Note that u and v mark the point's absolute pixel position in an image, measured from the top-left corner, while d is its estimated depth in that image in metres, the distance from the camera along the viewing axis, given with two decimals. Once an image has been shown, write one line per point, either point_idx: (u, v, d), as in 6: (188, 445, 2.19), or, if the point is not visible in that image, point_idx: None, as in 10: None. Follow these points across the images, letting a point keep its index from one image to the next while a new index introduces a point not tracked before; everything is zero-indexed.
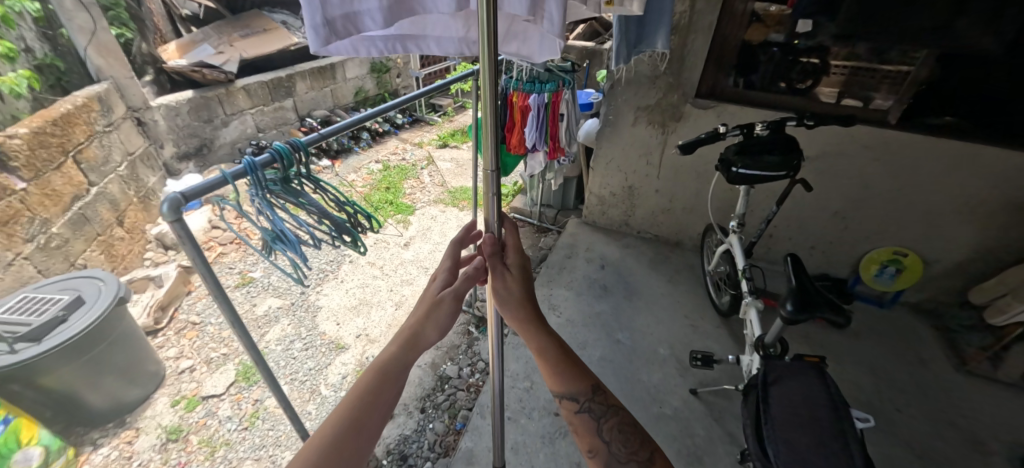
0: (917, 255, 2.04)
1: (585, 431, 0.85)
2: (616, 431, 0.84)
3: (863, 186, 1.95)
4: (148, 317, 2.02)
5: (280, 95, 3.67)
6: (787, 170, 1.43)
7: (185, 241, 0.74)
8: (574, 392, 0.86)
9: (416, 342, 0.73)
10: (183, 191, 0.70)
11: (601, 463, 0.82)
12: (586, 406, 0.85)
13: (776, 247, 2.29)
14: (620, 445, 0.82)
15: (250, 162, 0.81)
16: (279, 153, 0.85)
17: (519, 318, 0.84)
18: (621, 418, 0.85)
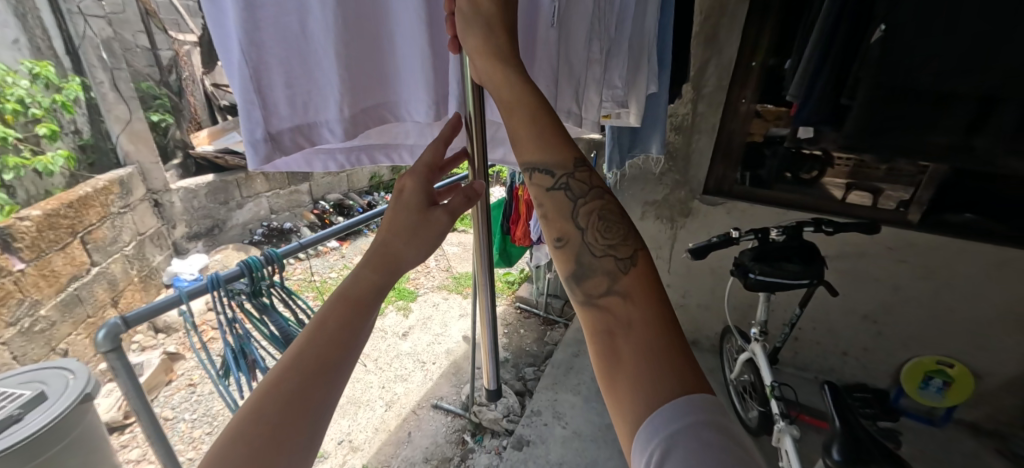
0: (964, 366, 1.82)
1: (554, 211, 0.64)
2: (596, 218, 0.62)
3: (893, 290, 1.80)
4: (119, 411, 1.87)
5: (297, 180, 3.80)
6: (810, 278, 1.32)
7: (119, 369, 0.71)
8: (548, 163, 0.62)
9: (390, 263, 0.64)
10: (123, 318, 0.67)
11: (572, 250, 0.62)
12: (562, 185, 0.63)
13: (803, 352, 2.10)
14: (597, 236, 0.62)
15: (214, 278, 0.76)
16: (249, 267, 0.80)
17: (491, 58, 0.59)
18: (607, 203, 0.63)
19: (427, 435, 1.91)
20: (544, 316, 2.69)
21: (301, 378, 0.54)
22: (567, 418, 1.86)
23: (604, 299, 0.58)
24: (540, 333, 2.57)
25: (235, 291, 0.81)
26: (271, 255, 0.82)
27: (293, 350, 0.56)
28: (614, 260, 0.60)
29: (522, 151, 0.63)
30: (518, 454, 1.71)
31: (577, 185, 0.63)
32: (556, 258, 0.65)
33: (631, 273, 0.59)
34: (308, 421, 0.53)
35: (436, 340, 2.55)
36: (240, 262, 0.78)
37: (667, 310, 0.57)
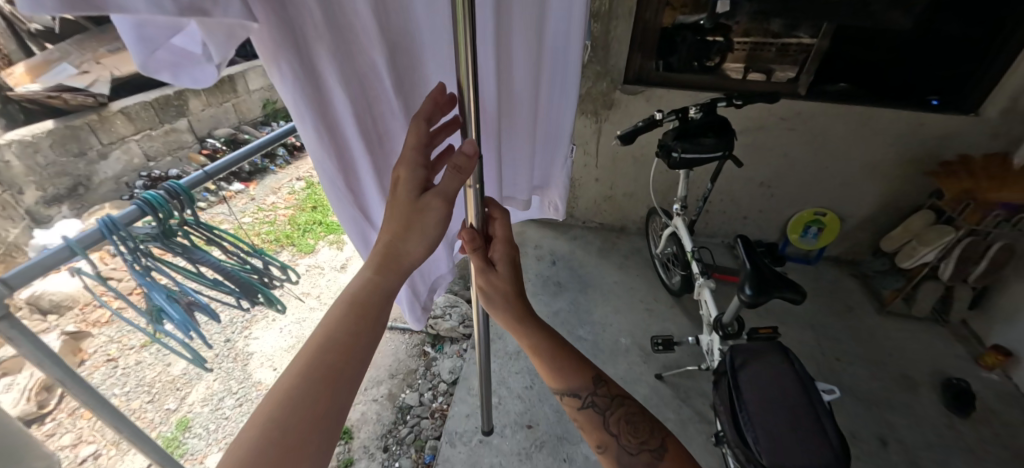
0: (835, 214, 2.19)
1: (588, 424, 0.85)
2: (624, 424, 0.84)
3: (784, 156, 2.05)
4: (30, 402, 1.66)
5: (170, 115, 3.20)
6: (723, 150, 1.45)
7: (19, 340, 0.60)
8: (574, 390, 0.86)
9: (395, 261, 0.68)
10: (3, 280, 0.55)
11: (612, 457, 0.84)
12: (590, 401, 0.86)
13: (714, 221, 2.38)
14: (630, 439, 0.83)
15: (107, 220, 0.64)
16: (150, 203, 0.68)
17: (515, 320, 0.86)
18: (627, 408, 0.86)
19: (388, 355, 1.95)
20: None
21: (310, 385, 0.58)
22: None
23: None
24: None
25: (141, 234, 0.69)
26: (173, 187, 0.71)
27: (303, 356, 0.60)
28: (649, 455, 0.80)
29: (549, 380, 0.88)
30: (479, 352, 1.84)
31: (600, 401, 0.85)
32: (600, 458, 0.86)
33: (666, 460, 0.79)
34: (323, 427, 0.57)
35: None
36: (137, 198, 0.66)
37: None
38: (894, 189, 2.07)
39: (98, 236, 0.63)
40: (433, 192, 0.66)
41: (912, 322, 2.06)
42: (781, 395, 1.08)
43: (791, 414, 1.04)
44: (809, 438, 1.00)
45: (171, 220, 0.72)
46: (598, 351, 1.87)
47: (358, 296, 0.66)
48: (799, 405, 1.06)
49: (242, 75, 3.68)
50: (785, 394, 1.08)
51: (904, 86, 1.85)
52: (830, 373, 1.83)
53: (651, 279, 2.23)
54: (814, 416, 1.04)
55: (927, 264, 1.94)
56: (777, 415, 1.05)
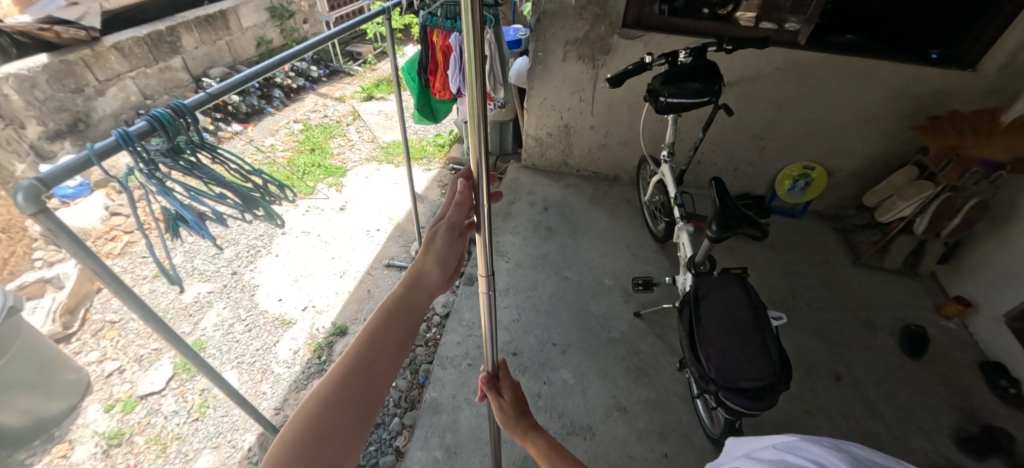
0: (823, 168, 2.21)
1: None
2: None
3: (777, 106, 2.06)
4: (55, 323, 1.87)
5: (164, 53, 3.10)
6: (708, 96, 1.33)
7: (56, 229, 0.65)
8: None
9: (413, 309, 0.76)
10: (39, 178, 0.60)
11: None
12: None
13: (705, 173, 2.39)
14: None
15: (123, 133, 0.67)
16: (157, 120, 0.71)
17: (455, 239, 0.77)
18: None
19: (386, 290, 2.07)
20: None
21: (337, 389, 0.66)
22: (510, 253, 2.06)
23: None
24: None
25: (152, 148, 0.73)
26: (178, 106, 0.74)
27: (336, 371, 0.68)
28: None
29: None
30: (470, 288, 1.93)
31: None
32: None
33: None
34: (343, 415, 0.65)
35: (375, 210, 2.50)
36: (144, 114, 0.69)
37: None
38: (885, 144, 2.07)
39: (112, 146, 0.67)
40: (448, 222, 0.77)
41: (885, 274, 2.10)
42: (732, 318, 1.16)
43: (741, 336, 1.12)
44: (757, 355, 1.08)
45: (178, 138, 0.75)
46: (582, 290, 1.91)
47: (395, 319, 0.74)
48: (749, 325, 1.14)
49: (234, 11, 3.49)
50: (738, 316, 1.16)
51: (906, 39, 1.80)
52: (797, 315, 1.95)
53: (641, 229, 2.23)
54: (759, 334, 1.12)
55: (904, 218, 1.95)
56: (731, 336, 1.12)
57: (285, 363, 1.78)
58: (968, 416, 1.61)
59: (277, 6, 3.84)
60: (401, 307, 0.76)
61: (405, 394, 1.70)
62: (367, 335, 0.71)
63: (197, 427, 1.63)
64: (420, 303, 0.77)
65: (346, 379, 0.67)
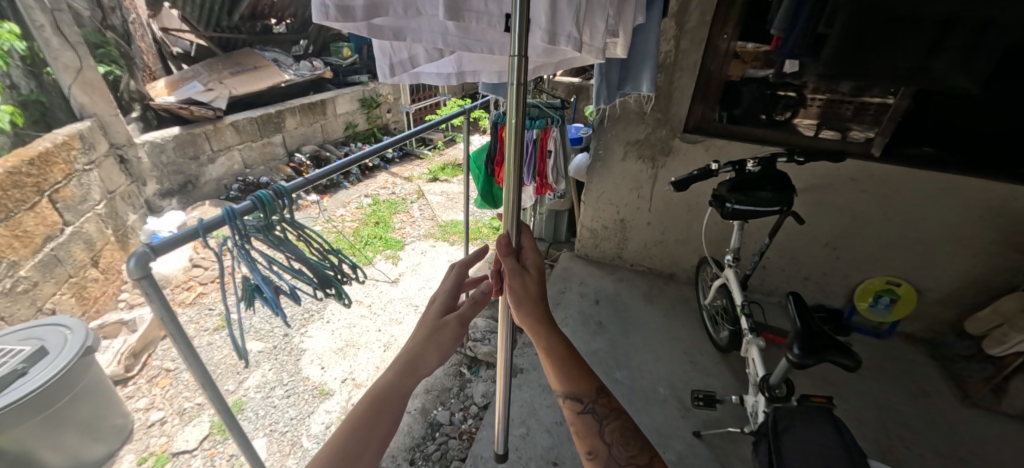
0: (910, 284, 1.98)
1: (585, 431, 0.80)
2: (618, 436, 0.79)
3: (851, 216, 1.94)
4: (120, 365, 1.96)
5: (268, 131, 3.57)
6: (781, 205, 1.29)
7: (154, 298, 0.70)
8: (578, 392, 0.81)
9: (414, 367, 0.77)
10: (152, 246, 0.66)
11: (601, 464, 0.79)
12: (590, 407, 0.81)
13: (770, 279, 2.24)
14: (621, 450, 0.78)
15: (229, 209, 0.76)
16: (261, 200, 0.79)
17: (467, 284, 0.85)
18: (623, 421, 0.81)
19: None
20: None
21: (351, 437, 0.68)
22: None
23: None
24: None
25: (249, 224, 0.80)
26: (279, 188, 0.82)
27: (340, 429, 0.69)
28: None
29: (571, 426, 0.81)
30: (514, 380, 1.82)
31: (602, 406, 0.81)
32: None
33: None
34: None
35: (426, 285, 2.55)
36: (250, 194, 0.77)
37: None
38: (985, 266, 1.84)
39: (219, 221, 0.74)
40: (454, 314, 0.82)
41: (1004, 420, 1.75)
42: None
43: None
44: None
45: (273, 216, 0.83)
46: (633, 397, 1.75)
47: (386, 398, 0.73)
48: None
49: (332, 100, 4.02)
50: None
51: (997, 157, 1.68)
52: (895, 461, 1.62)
53: (698, 333, 2.07)
54: None
55: (1022, 354, 1.66)
56: None
57: (316, 438, 1.72)
58: None
59: (368, 98, 4.38)
60: (397, 372, 0.76)
61: None
62: (351, 422, 0.70)
63: None
64: (407, 389, 0.75)
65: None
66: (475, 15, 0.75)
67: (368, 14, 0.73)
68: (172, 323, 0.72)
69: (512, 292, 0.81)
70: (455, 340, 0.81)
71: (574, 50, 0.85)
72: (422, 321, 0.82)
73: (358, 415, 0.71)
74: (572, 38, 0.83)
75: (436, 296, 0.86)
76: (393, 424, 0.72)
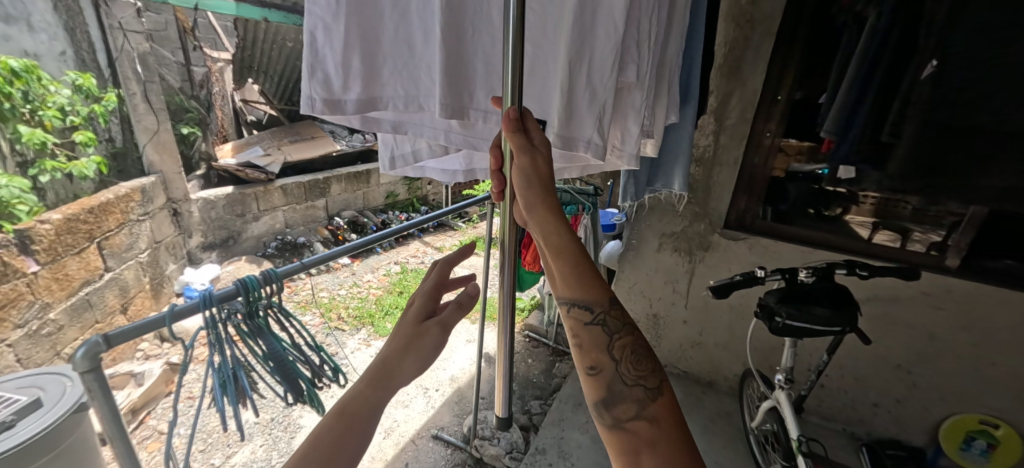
0: (1011, 427, 1.63)
1: (591, 344, 0.67)
2: (630, 351, 0.67)
3: (928, 338, 1.66)
4: None
5: (314, 195, 3.75)
6: (842, 326, 1.11)
7: (98, 393, 0.63)
8: (587, 300, 0.67)
9: (386, 380, 0.70)
10: (106, 335, 0.61)
11: (606, 380, 0.66)
12: (600, 319, 0.67)
13: (830, 400, 1.93)
14: (630, 367, 0.66)
15: (208, 296, 0.70)
16: (245, 287, 0.74)
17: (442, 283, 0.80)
18: (638, 337, 0.68)
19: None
20: (554, 346, 2.55)
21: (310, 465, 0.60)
22: (573, 457, 1.72)
23: (631, 425, 0.63)
24: (548, 364, 2.43)
25: (228, 312, 0.74)
26: (269, 273, 0.76)
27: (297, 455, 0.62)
28: (643, 391, 0.64)
29: (579, 335, 0.67)
30: None
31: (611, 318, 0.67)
32: (586, 382, 0.68)
33: (658, 403, 0.64)
34: None
35: (440, 366, 2.41)
36: (235, 280, 0.72)
37: (694, 450, 0.60)
38: None
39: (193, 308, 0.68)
40: (436, 320, 0.76)
41: None
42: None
43: None
44: None
45: (258, 303, 0.77)
46: None
47: (351, 411, 0.66)
48: None
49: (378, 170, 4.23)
50: None
51: None
52: None
53: (742, 459, 1.75)
54: None
55: None
56: None
57: None
58: None
59: None
60: (367, 384, 0.69)
61: None
62: (314, 441, 0.63)
63: None
64: (379, 404, 0.68)
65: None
66: (481, 114, 0.79)
67: (372, 109, 0.78)
68: (113, 419, 0.65)
69: (520, 175, 0.64)
70: (437, 348, 0.74)
71: (594, 157, 0.79)
72: (397, 327, 0.74)
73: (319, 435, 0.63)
74: (593, 144, 0.78)
75: (415, 299, 0.79)
76: (362, 445, 0.64)
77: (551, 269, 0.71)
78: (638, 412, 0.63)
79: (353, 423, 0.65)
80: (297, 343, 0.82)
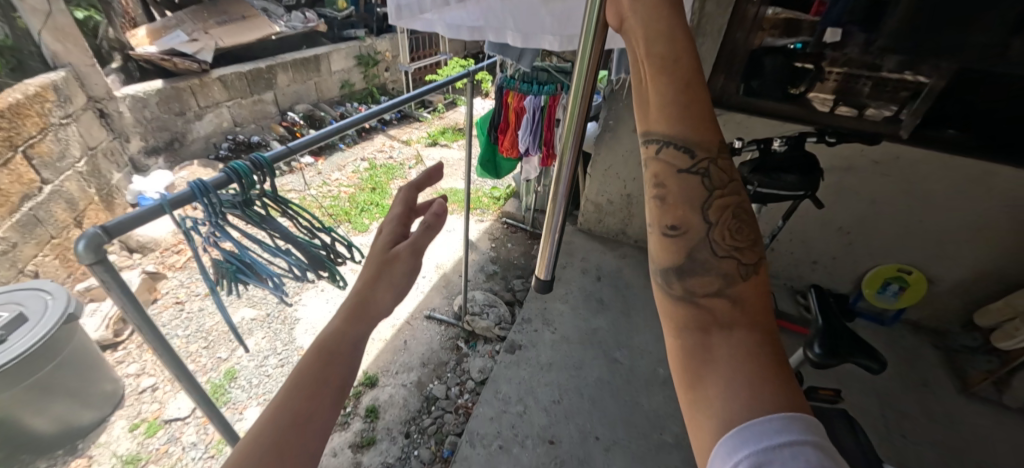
0: (921, 273, 1.92)
1: (680, 197, 0.58)
2: (728, 216, 0.58)
3: (869, 201, 1.85)
4: (108, 330, 1.90)
5: (259, 87, 3.39)
6: (805, 192, 1.21)
7: (110, 283, 0.63)
8: (690, 141, 0.56)
9: (363, 312, 0.63)
10: (104, 226, 0.58)
11: (686, 246, 0.58)
12: (698, 171, 0.57)
13: (778, 261, 2.18)
14: (722, 236, 0.58)
15: (200, 183, 0.65)
16: (236, 172, 0.69)
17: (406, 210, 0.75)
18: (738, 203, 0.59)
19: (422, 343, 1.98)
20: (531, 231, 2.67)
21: (292, 413, 0.53)
22: (556, 324, 1.92)
23: (705, 298, 0.57)
24: (528, 247, 2.57)
25: (225, 201, 0.70)
26: (258, 159, 0.71)
27: (274, 402, 0.54)
28: (733, 265, 0.58)
29: (666, 176, 0.58)
30: (510, 357, 1.78)
31: (713, 170, 0.58)
32: (658, 242, 0.60)
33: (745, 282, 0.58)
34: (298, 438, 0.52)
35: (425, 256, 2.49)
36: (225, 166, 0.67)
37: (774, 343, 0.54)
38: (1001, 257, 1.77)
39: (189, 196, 0.64)
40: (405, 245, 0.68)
41: (1001, 412, 1.73)
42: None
43: None
44: None
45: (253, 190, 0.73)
46: (633, 378, 1.71)
47: (329, 346, 0.59)
48: None
49: (327, 56, 3.80)
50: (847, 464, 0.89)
51: None
52: (894, 448, 1.58)
53: None
54: None
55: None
56: None
57: None
58: None
59: (365, 56, 4.16)
60: (342, 319, 0.62)
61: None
62: (294, 384, 0.56)
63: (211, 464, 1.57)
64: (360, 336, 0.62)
65: (278, 439, 0.51)
66: None
67: None
68: (134, 306, 0.66)
69: None
70: (412, 272, 0.68)
71: None
72: (369, 257, 0.69)
73: (302, 371, 0.57)
74: None
75: (384, 228, 0.73)
76: (348, 382, 0.58)
77: (643, 102, 0.58)
78: (714, 292, 0.57)
79: (332, 360, 0.58)
80: (299, 227, 0.82)
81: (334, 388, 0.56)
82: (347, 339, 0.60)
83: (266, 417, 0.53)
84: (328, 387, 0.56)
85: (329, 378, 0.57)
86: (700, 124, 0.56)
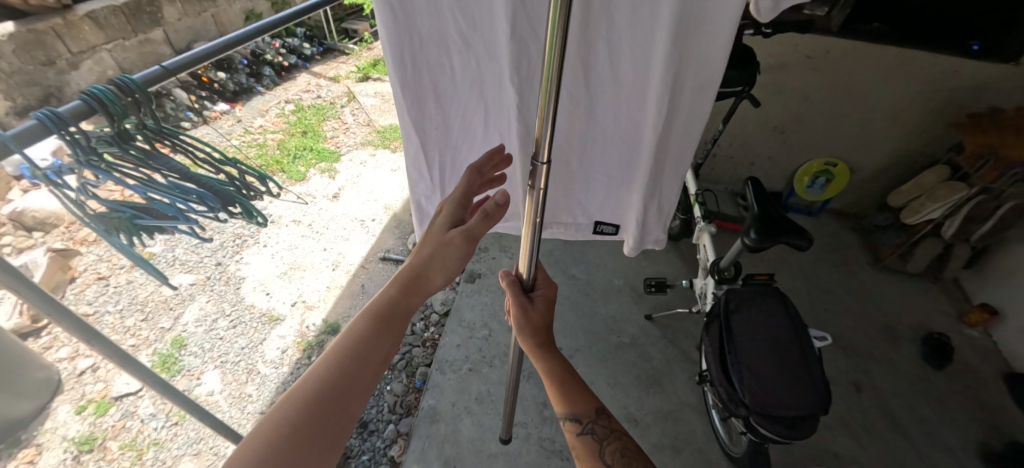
0: (846, 163, 2.06)
1: (586, 454, 0.74)
2: (620, 455, 0.73)
3: (802, 98, 1.91)
4: (22, 316, 1.72)
5: (144, 25, 2.90)
6: (743, 85, 1.21)
7: None
8: (577, 412, 0.76)
9: (414, 288, 0.73)
10: None
11: None
12: (590, 429, 0.75)
13: (720, 166, 2.27)
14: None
15: (49, 113, 0.54)
16: (97, 98, 0.58)
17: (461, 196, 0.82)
18: (625, 442, 0.74)
19: (381, 284, 1.95)
20: None
21: (338, 371, 0.61)
22: (514, 249, 1.94)
23: None
24: None
25: (92, 134, 0.60)
26: (124, 81, 0.61)
27: (324, 360, 0.62)
28: None
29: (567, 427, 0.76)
30: (471, 286, 1.79)
31: (601, 427, 0.75)
32: None
33: None
34: (339, 399, 0.59)
35: (372, 199, 2.38)
36: (80, 92, 0.56)
37: None
38: (913, 140, 1.92)
39: (41, 131, 0.54)
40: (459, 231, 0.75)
41: (906, 278, 1.98)
42: (770, 337, 0.98)
43: (780, 357, 0.95)
44: (801, 385, 0.91)
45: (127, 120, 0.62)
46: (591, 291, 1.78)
47: (380, 315, 0.68)
48: (792, 349, 0.96)
49: None
50: (777, 337, 0.98)
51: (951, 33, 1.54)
52: (819, 321, 1.79)
53: None
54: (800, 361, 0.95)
55: (932, 220, 1.82)
56: (766, 365, 0.94)
57: (273, 364, 1.69)
58: (993, 431, 1.49)
59: None
60: (396, 292, 0.72)
61: (401, 398, 1.55)
62: (346, 342, 0.64)
63: (177, 432, 1.57)
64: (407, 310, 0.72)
65: (319, 396, 0.59)
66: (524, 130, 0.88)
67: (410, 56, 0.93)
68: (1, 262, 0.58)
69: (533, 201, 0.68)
70: (461, 258, 0.76)
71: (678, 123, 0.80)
72: (427, 237, 0.78)
73: (359, 332, 0.65)
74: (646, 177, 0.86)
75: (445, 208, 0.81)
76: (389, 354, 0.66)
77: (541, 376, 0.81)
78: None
79: (379, 328, 0.67)
80: (200, 162, 0.72)
81: (377, 354, 0.65)
82: (392, 315, 0.69)
83: (315, 373, 0.60)
84: (372, 358, 0.64)
85: (371, 347, 0.65)
86: (578, 388, 0.78)
